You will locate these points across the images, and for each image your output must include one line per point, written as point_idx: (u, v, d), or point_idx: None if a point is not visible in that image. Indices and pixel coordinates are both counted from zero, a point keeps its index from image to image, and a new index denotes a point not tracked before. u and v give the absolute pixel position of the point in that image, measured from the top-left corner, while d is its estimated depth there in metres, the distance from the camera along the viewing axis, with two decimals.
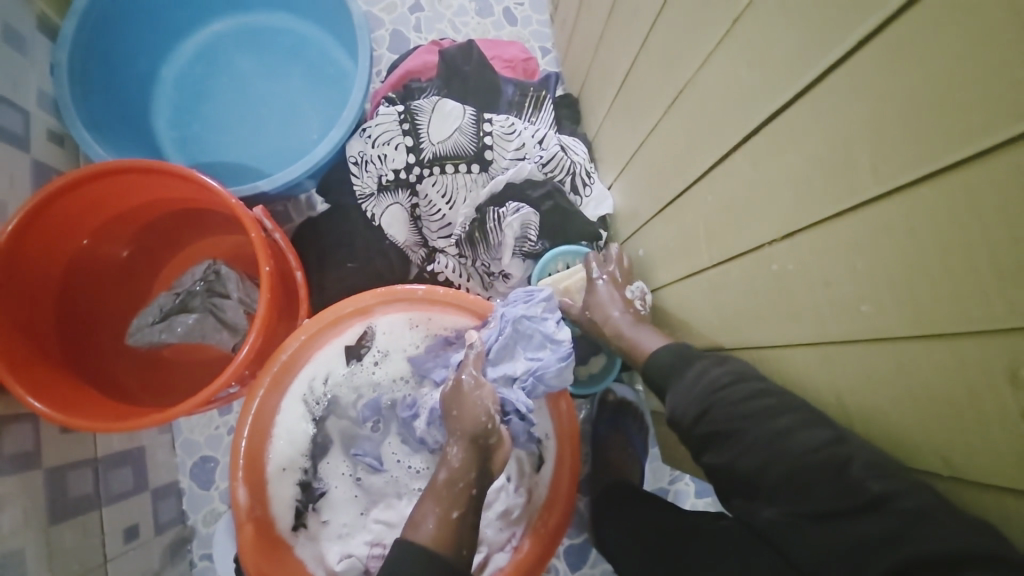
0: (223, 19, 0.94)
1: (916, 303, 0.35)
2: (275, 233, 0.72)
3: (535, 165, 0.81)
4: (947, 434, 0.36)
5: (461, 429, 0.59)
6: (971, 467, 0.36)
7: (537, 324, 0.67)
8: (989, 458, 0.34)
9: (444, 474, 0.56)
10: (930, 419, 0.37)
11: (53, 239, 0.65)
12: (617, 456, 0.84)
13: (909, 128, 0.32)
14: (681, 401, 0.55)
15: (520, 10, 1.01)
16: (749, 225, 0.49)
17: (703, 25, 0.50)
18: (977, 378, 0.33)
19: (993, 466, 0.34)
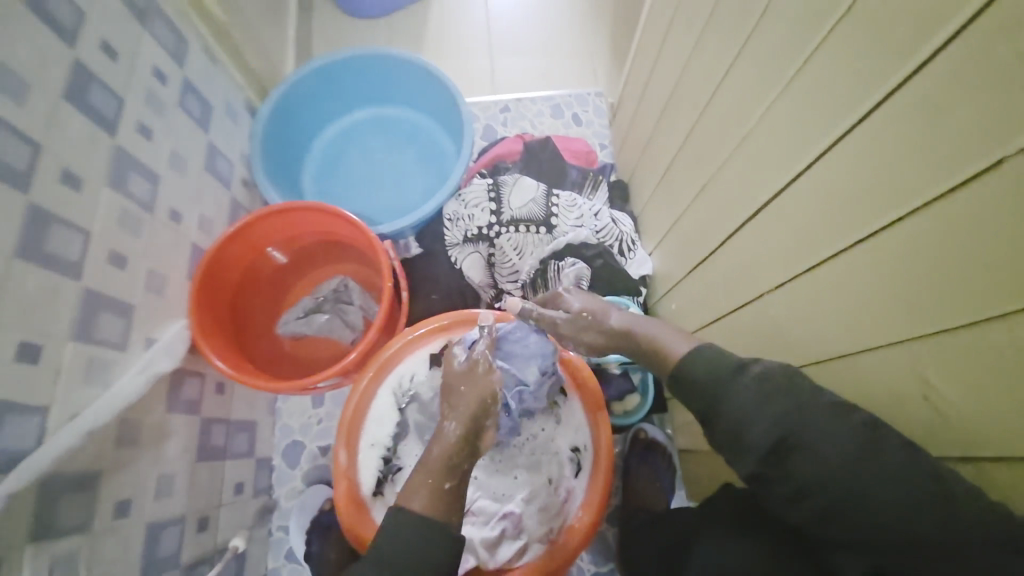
0: (363, 110, 1.25)
1: (861, 325, 0.51)
2: (395, 260, 0.94)
3: (590, 232, 1.02)
4: (896, 417, 0.50)
5: (461, 410, 0.67)
6: (913, 441, 0.49)
7: (518, 338, 0.79)
8: (930, 434, 0.47)
9: (439, 448, 0.64)
10: (883, 407, 0.51)
11: (242, 248, 0.89)
12: (643, 486, 0.96)
13: (844, 209, 0.50)
14: (743, 425, 0.53)
15: (585, 115, 1.29)
16: (761, 279, 0.67)
17: (727, 138, 0.71)
18: (903, 373, 0.48)
19: (927, 436, 0.47)
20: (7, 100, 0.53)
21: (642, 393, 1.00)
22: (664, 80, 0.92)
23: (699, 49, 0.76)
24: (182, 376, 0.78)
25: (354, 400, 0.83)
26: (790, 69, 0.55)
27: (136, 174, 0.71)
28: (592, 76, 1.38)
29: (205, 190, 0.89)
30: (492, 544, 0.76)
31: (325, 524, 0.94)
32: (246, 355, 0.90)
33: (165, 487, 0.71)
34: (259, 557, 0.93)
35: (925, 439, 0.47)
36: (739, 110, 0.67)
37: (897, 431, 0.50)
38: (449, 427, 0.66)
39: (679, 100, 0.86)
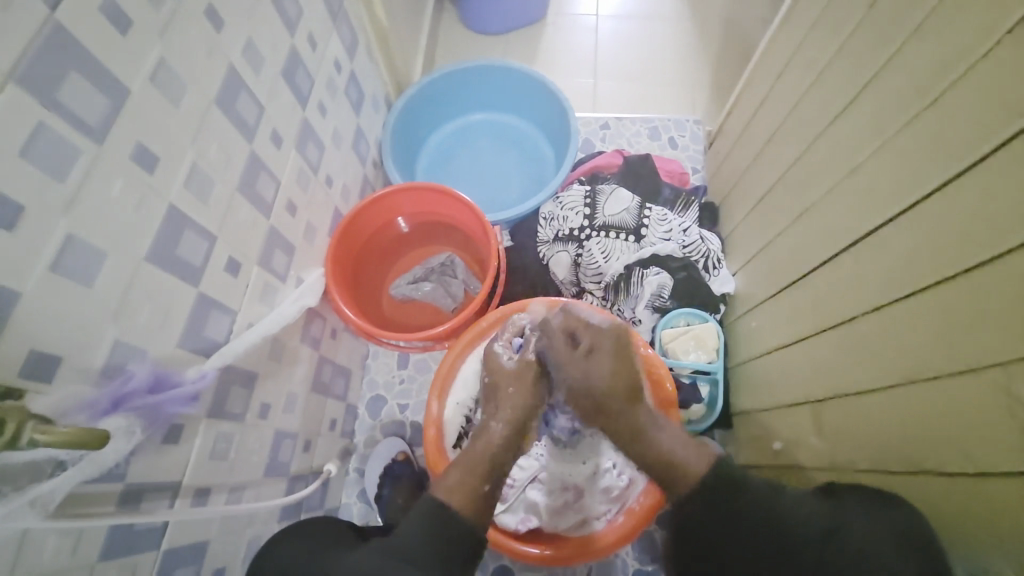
0: (477, 112, 1.38)
1: (953, 347, 0.54)
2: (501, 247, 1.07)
3: (677, 246, 1.09)
4: (971, 438, 0.52)
5: (504, 411, 0.76)
6: (987, 460, 0.51)
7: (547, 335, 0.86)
8: (1004, 452, 0.49)
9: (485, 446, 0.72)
10: (959, 428, 0.53)
11: (371, 217, 1.04)
12: None
13: (954, 238, 0.54)
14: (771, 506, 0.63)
15: (682, 139, 1.36)
16: (849, 302, 0.71)
17: (835, 168, 0.76)
18: (988, 393, 0.50)
19: (1001, 456, 0.49)
20: (254, 71, 0.68)
21: (709, 404, 1.05)
22: (773, 113, 0.98)
23: (818, 86, 0.83)
24: (312, 315, 0.91)
25: (450, 360, 0.94)
26: (916, 108, 0.61)
27: (313, 142, 0.86)
28: (691, 104, 1.45)
29: (349, 164, 1.03)
30: (556, 512, 0.87)
31: (395, 474, 1.04)
32: (362, 307, 1.05)
33: (288, 404, 0.84)
34: (337, 489, 1.04)
35: (998, 459, 0.49)
36: (855, 144, 0.72)
37: (970, 452, 0.53)
38: (494, 426, 0.74)
39: (786, 132, 0.92)
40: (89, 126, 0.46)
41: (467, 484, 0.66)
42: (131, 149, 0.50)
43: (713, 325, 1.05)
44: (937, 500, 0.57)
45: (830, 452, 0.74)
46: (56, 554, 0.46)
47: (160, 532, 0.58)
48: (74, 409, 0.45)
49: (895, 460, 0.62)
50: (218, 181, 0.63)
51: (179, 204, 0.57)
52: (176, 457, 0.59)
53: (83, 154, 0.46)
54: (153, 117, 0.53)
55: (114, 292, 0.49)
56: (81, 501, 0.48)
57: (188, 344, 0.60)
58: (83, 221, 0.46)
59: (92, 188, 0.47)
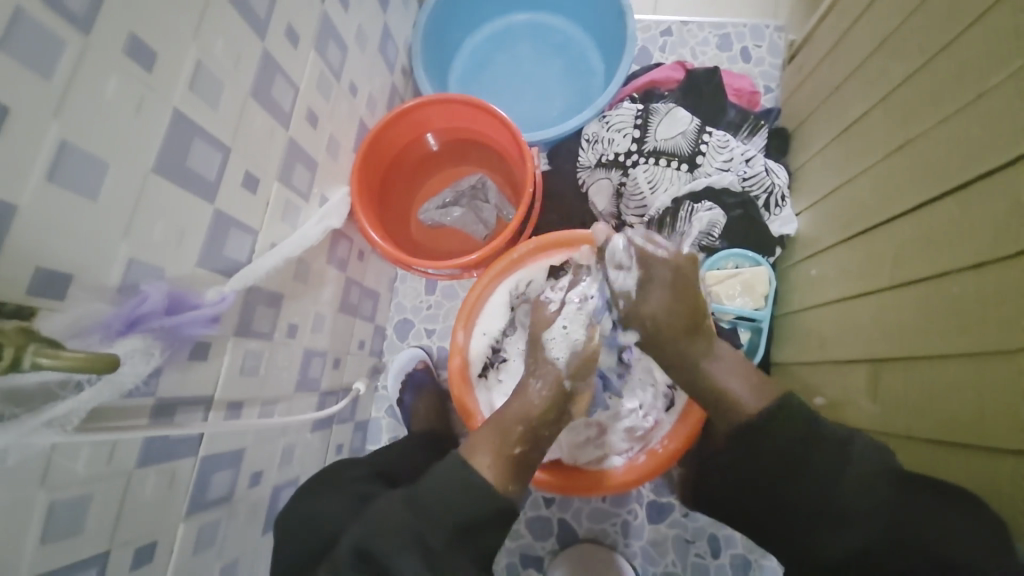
0: (520, 11, 1.21)
1: None
2: (537, 170, 0.98)
3: (736, 177, 0.97)
4: None
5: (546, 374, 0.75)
6: None
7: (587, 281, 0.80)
8: None
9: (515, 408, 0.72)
10: None
11: (398, 132, 0.96)
12: None
13: None
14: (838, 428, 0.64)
15: (756, 51, 1.17)
16: (941, 255, 0.61)
17: (954, 91, 0.62)
18: None
19: None
20: None
21: (748, 351, 0.99)
22: (882, 17, 0.80)
23: None
24: (338, 236, 0.88)
25: (478, 288, 0.90)
26: None
27: (334, 42, 0.77)
28: (774, 6, 1.22)
29: (375, 69, 0.93)
30: (577, 446, 0.87)
31: (417, 383, 1.05)
32: (389, 230, 1.01)
33: (316, 325, 0.84)
34: (366, 405, 1.08)
35: None
36: (989, 60, 0.58)
37: None
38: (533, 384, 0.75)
39: (896, 42, 0.75)
40: (73, 11, 0.40)
41: (496, 446, 0.69)
42: (124, 41, 0.44)
43: (765, 269, 0.96)
44: (1004, 480, 0.51)
45: (886, 417, 0.69)
46: (91, 460, 0.48)
47: (195, 442, 0.60)
48: (87, 331, 0.44)
49: (963, 435, 0.56)
50: (228, 84, 0.56)
51: (185, 108, 0.51)
52: (204, 374, 0.59)
53: (70, 45, 0.40)
54: (145, 2, 0.46)
55: (123, 207, 0.46)
56: (108, 415, 0.48)
57: (207, 263, 0.57)
58: (77, 125, 0.41)
59: (84, 87, 0.42)
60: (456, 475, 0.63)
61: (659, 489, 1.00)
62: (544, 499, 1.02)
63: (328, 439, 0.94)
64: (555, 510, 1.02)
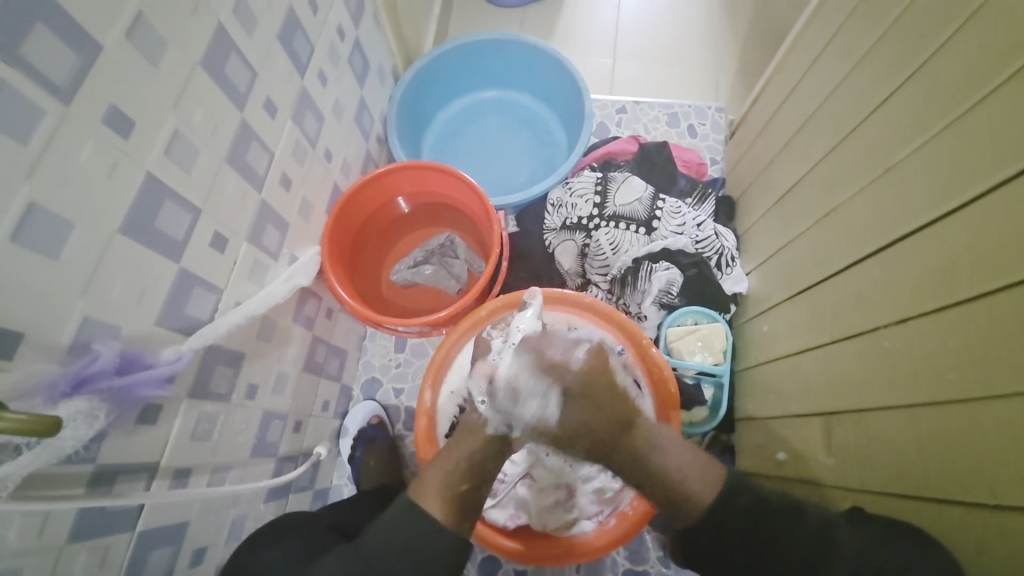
0: (488, 90, 1.32)
1: (986, 367, 0.50)
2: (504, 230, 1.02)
3: (689, 240, 1.04)
4: (994, 468, 0.48)
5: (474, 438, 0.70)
6: (1011, 493, 0.47)
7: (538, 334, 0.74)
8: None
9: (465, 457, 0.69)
10: (983, 459, 0.50)
11: (369, 195, 1.00)
12: None
13: (994, 249, 0.50)
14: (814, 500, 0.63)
15: (702, 127, 1.30)
16: (871, 311, 0.67)
17: (867, 168, 0.71)
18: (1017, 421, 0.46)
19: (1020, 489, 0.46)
20: (246, 33, 0.64)
21: (712, 407, 1.01)
22: (804, 103, 0.92)
23: (855, 75, 0.77)
24: (305, 294, 0.88)
25: (446, 346, 0.91)
26: (963, 106, 0.56)
27: (311, 113, 0.82)
28: (715, 91, 1.37)
29: (350, 138, 0.99)
30: (546, 510, 0.85)
31: (369, 437, 1.03)
32: (358, 289, 1.02)
33: (278, 385, 0.81)
34: (327, 471, 1.02)
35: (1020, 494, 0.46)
36: (891, 143, 0.67)
37: (993, 483, 0.49)
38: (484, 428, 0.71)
39: (815, 126, 0.86)
40: (55, 84, 0.42)
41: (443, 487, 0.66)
42: (104, 110, 0.46)
43: (721, 325, 1.01)
44: (950, 530, 0.54)
45: (840, 468, 0.71)
46: (22, 533, 0.44)
47: (135, 514, 0.56)
48: (30, 392, 0.43)
49: (912, 485, 0.58)
50: (204, 149, 0.59)
51: (159, 172, 0.53)
52: (153, 437, 0.57)
53: (49, 114, 0.42)
54: (128, 75, 0.49)
55: (85, 265, 0.46)
56: (41, 484, 0.45)
57: (167, 322, 0.57)
58: (47, 185, 0.42)
59: (60, 151, 0.43)
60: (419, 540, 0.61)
61: (634, 556, 0.97)
62: (515, 572, 0.97)
63: (284, 509, 0.88)
64: None
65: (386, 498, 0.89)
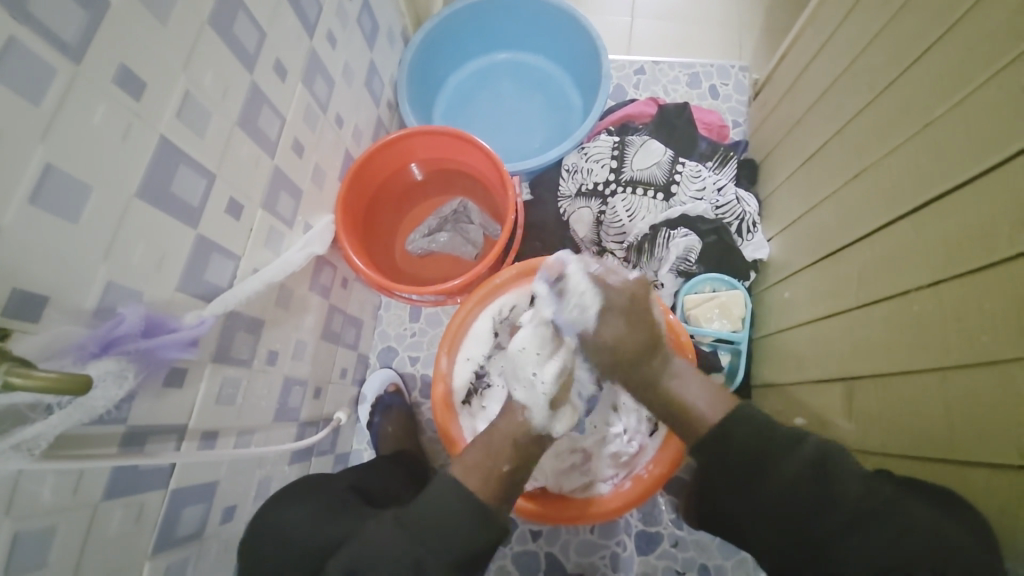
0: (500, 51, 1.27)
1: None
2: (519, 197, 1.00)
3: (709, 206, 1.01)
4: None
5: None
6: None
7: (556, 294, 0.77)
8: None
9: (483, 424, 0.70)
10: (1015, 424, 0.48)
11: (382, 163, 0.99)
12: None
13: None
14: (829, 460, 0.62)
15: (724, 88, 1.24)
16: (900, 275, 0.65)
17: (902, 125, 0.67)
18: None
19: None
20: None
21: (729, 375, 1.01)
22: (835, 58, 0.87)
23: (892, 25, 0.72)
24: (321, 263, 0.88)
25: (461, 315, 0.91)
26: (1010, 52, 0.52)
27: (321, 76, 0.80)
28: (738, 48, 1.31)
29: (361, 103, 0.96)
30: (562, 473, 0.87)
31: (386, 404, 1.05)
32: (373, 258, 1.02)
33: (297, 352, 0.82)
34: (346, 436, 1.05)
35: None
36: (930, 96, 0.63)
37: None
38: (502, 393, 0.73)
39: (847, 82, 0.82)
40: (65, 41, 0.41)
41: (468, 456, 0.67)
42: (114, 71, 0.45)
43: (740, 293, 0.99)
44: (976, 491, 0.53)
45: (861, 433, 0.70)
46: (57, 491, 0.46)
47: (166, 473, 0.58)
48: (60, 353, 0.44)
49: (934, 448, 0.58)
50: (216, 113, 0.58)
51: (172, 135, 0.52)
52: (180, 401, 0.58)
53: (60, 72, 0.41)
54: (137, 33, 0.47)
55: (104, 230, 0.46)
56: (76, 444, 0.47)
57: (188, 287, 0.57)
58: (62, 147, 0.42)
59: (72, 113, 0.43)
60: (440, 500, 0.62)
61: (647, 519, 0.99)
62: (530, 532, 0.99)
63: (307, 472, 0.91)
64: (542, 545, 0.99)
65: (403, 463, 0.91)
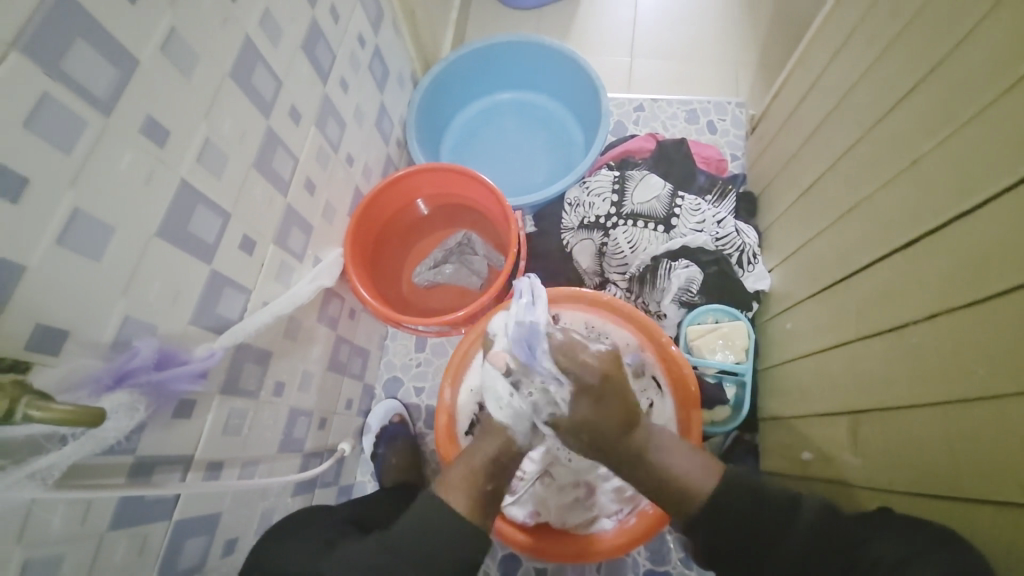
0: (505, 92, 1.33)
1: (1020, 364, 0.48)
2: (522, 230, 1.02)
3: (709, 238, 1.03)
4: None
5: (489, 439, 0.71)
6: None
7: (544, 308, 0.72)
8: None
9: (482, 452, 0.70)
10: (1016, 461, 0.48)
11: (389, 199, 1.02)
12: None
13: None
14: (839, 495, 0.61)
15: (722, 123, 1.28)
16: (897, 308, 0.65)
17: (891, 160, 0.69)
18: None
19: None
20: (271, 43, 0.67)
21: (735, 407, 0.99)
22: (826, 96, 0.90)
23: (878, 66, 0.75)
24: (329, 295, 0.91)
25: (464, 345, 0.92)
26: (989, 94, 0.54)
27: (333, 120, 0.84)
28: (735, 86, 1.35)
29: (371, 143, 1.01)
30: (565, 507, 0.85)
31: (391, 435, 1.06)
32: (380, 290, 1.05)
33: (303, 383, 0.84)
34: (351, 468, 1.05)
35: None
36: (916, 134, 0.65)
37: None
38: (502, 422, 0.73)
39: (838, 120, 0.84)
40: (97, 96, 0.45)
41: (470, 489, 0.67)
42: (141, 121, 0.49)
43: (743, 324, 1.00)
44: (975, 528, 0.52)
45: (867, 469, 0.69)
46: (66, 520, 0.47)
47: (171, 504, 0.59)
48: (76, 385, 0.46)
49: (936, 484, 0.57)
50: (233, 156, 0.62)
51: (191, 178, 0.56)
52: (187, 431, 0.59)
53: (91, 125, 0.45)
54: (163, 88, 0.51)
55: (123, 268, 0.49)
56: (87, 473, 0.48)
57: (200, 320, 0.59)
58: (89, 192, 0.45)
59: (102, 160, 0.46)
60: (441, 533, 0.62)
61: (655, 557, 0.96)
62: (535, 570, 0.97)
63: (310, 504, 0.91)
64: None
65: (406, 495, 0.91)
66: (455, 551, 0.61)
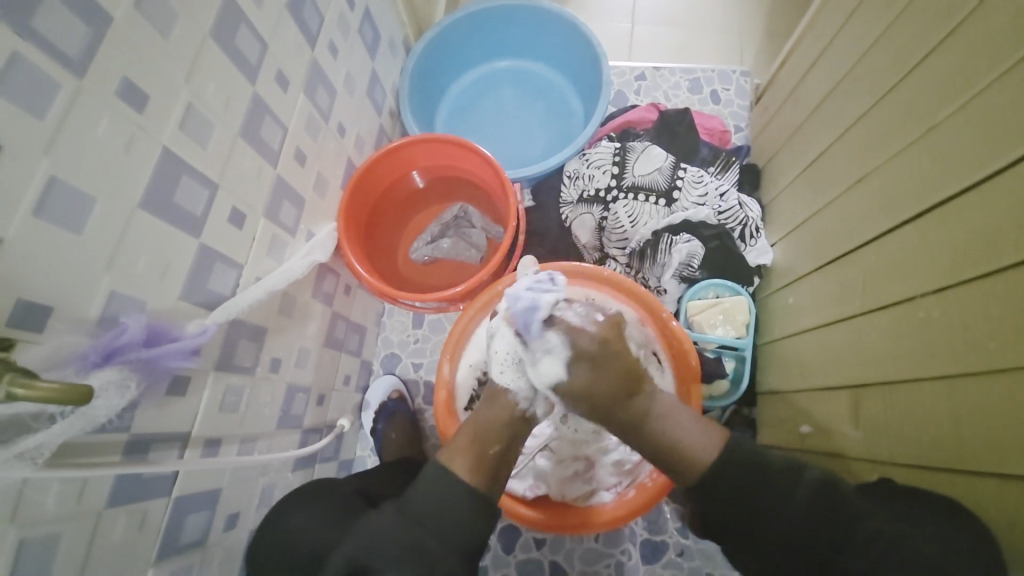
0: (501, 60, 1.28)
1: None
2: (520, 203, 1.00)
3: (711, 211, 1.01)
4: None
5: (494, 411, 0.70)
6: None
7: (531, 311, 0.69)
8: None
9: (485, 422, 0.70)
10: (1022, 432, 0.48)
11: (384, 171, 0.99)
12: None
13: None
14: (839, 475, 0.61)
15: (725, 93, 1.24)
16: (905, 280, 0.64)
17: (904, 130, 0.67)
18: None
19: None
20: (255, 2, 0.63)
21: (733, 381, 1.00)
22: (835, 64, 0.87)
23: (892, 31, 0.72)
24: (324, 271, 0.89)
25: (464, 320, 0.91)
26: (1009, 59, 0.52)
27: (323, 87, 0.81)
28: (739, 54, 1.31)
29: (363, 112, 0.97)
30: (565, 480, 0.86)
31: (390, 410, 1.05)
32: (376, 265, 1.03)
33: (300, 359, 0.83)
34: (350, 443, 1.05)
35: None
36: (931, 102, 0.63)
37: None
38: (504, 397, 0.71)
39: (848, 89, 0.82)
40: (68, 56, 0.42)
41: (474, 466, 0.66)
42: (118, 84, 0.46)
43: (744, 299, 0.99)
44: (978, 499, 0.53)
45: (867, 441, 0.70)
46: (60, 498, 0.46)
47: (169, 481, 0.58)
48: (63, 362, 0.44)
49: (939, 456, 0.58)
50: (217, 123, 0.59)
51: (174, 146, 0.53)
52: (181, 408, 0.58)
53: (64, 87, 0.42)
54: (141, 49, 0.48)
55: (106, 241, 0.47)
56: (79, 452, 0.47)
57: (191, 296, 0.58)
58: (65, 160, 0.43)
59: (77, 125, 0.43)
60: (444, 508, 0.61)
61: (653, 526, 0.98)
62: (535, 540, 0.99)
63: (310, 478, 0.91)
64: (546, 552, 0.98)
65: (406, 469, 0.91)
66: (457, 527, 0.61)
